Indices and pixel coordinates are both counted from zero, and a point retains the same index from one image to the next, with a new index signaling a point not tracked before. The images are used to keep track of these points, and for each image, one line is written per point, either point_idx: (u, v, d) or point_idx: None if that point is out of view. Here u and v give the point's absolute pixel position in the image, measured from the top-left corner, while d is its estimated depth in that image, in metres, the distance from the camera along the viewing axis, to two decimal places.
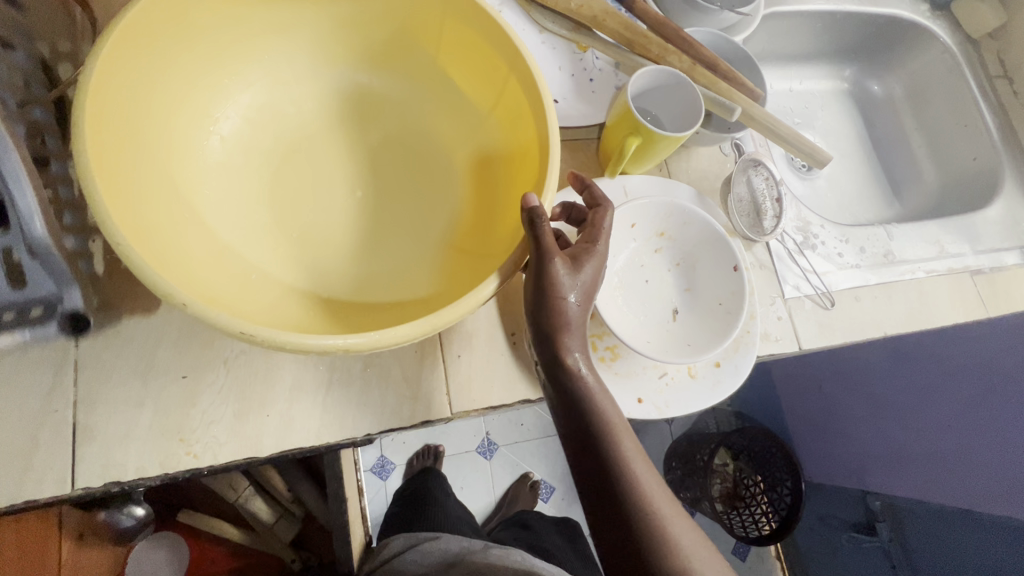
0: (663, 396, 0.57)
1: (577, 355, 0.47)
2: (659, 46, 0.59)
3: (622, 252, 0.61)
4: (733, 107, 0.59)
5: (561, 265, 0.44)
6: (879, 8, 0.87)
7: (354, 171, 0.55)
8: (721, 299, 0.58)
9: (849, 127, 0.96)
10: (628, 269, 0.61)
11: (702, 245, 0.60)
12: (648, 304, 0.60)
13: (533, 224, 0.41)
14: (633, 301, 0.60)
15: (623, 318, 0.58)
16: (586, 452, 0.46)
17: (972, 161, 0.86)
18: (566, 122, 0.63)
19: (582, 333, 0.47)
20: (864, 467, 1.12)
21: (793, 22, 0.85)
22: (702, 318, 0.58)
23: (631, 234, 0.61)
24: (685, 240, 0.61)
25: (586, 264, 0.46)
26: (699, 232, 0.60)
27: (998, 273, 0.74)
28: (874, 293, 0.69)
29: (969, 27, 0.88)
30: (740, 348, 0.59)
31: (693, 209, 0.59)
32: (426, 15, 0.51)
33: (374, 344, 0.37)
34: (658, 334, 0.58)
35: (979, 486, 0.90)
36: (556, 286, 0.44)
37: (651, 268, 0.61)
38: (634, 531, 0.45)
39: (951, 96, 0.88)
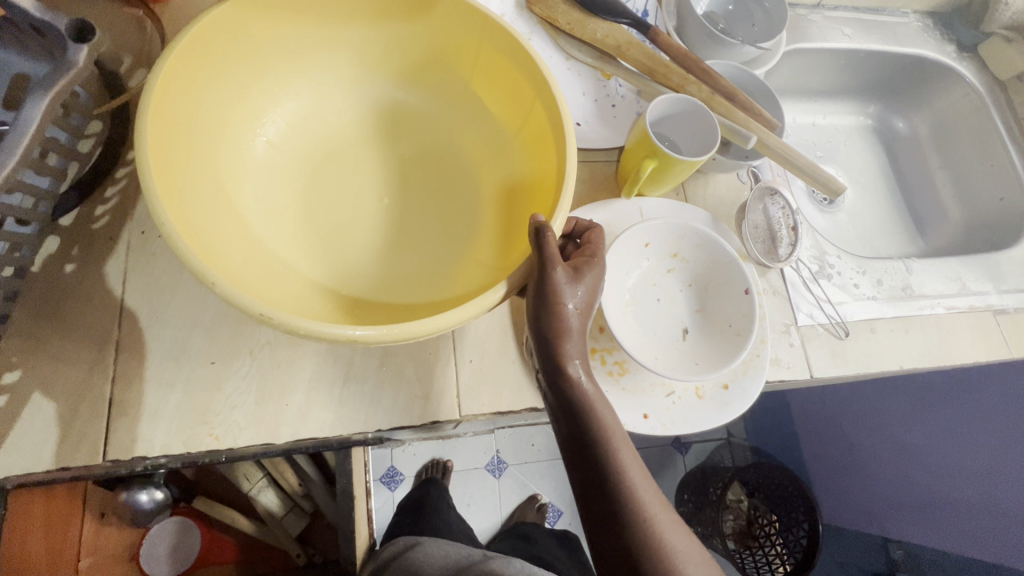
0: (669, 414, 0.57)
1: (579, 362, 0.48)
2: (680, 76, 0.62)
3: (635, 270, 0.62)
4: (748, 135, 0.60)
5: (564, 274, 0.46)
6: (903, 47, 0.88)
7: (382, 181, 0.58)
8: (732, 321, 0.59)
9: (873, 163, 0.97)
10: (641, 287, 0.63)
11: (713, 268, 0.61)
12: (658, 322, 0.61)
13: (538, 236, 0.44)
14: (643, 318, 0.61)
15: (633, 334, 0.59)
16: (586, 459, 0.47)
17: (998, 200, 0.85)
18: (587, 144, 0.66)
19: (582, 342, 0.48)
20: (883, 512, 1.07)
21: (818, 58, 0.87)
22: (712, 338, 0.59)
23: (645, 253, 0.62)
24: (697, 262, 0.62)
25: (586, 273, 0.48)
26: (710, 256, 0.61)
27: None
28: (891, 326, 0.68)
29: (996, 69, 0.88)
30: (749, 372, 0.60)
31: (708, 233, 0.60)
32: (463, 40, 0.55)
33: (383, 337, 0.39)
34: (667, 352, 0.59)
35: (1004, 537, 0.88)
36: (558, 295, 0.46)
37: (663, 287, 0.63)
38: (627, 539, 0.45)
39: (978, 135, 0.88)
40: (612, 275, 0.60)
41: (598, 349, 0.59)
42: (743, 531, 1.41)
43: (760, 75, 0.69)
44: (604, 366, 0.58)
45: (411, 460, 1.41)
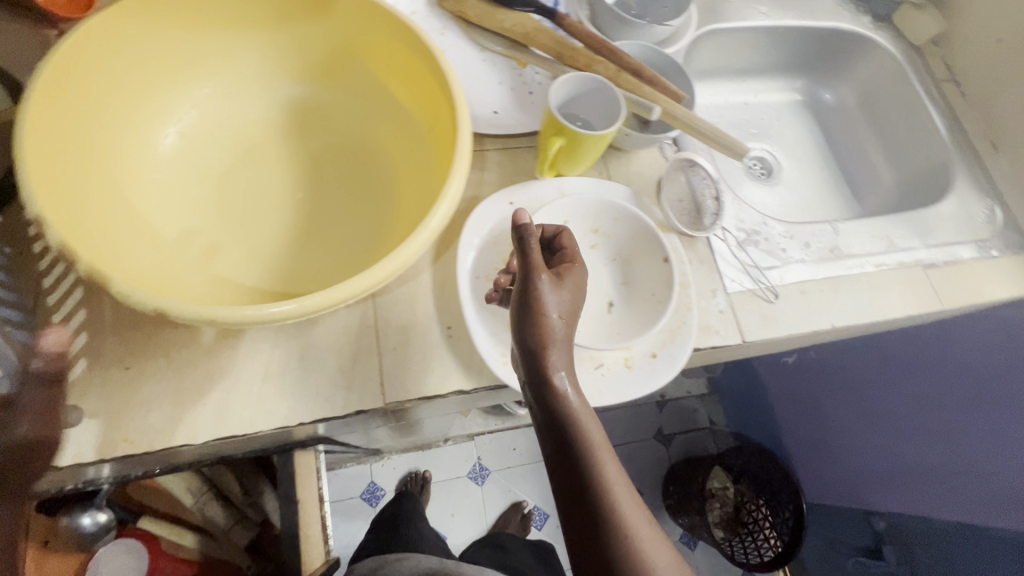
0: (597, 385, 0.57)
1: (564, 373, 0.48)
2: (586, 57, 0.63)
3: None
4: (651, 106, 0.60)
5: (547, 281, 0.51)
6: (818, 21, 0.90)
7: (295, 181, 0.59)
8: (654, 291, 0.59)
9: (806, 137, 0.99)
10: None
11: (633, 241, 0.62)
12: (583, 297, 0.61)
13: (523, 239, 0.52)
14: None
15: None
16: (566, 467, 0.47)
17: (925, 160, 0.87)
18: (504, 130, 0.67)
19: (567, 351, 0.50)
20: (862, 486, 1.11)
21: (739, 38, 0.89)
22: (636, 310, 0.60)
23: None
24: (618, 237, 0.63)
25: (565, 281, 0.52)
26: (628, 228, 0.62)
27: (955, 265, 0.75)
28: (821, 286, 0.69)
29: (911, 35, 0.90)
30: (676, 340, 0.60)
31: (622, 205, 0.61)
32: (363, 32, 0.56)
33: (267, 316, 0.40)
34: (591, 325, 0.59)
35: (973, 502, 0.88)
36: (543, 301, 0.49)
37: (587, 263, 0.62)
38: (606, 546, 0.45)
39: (900, 100, 0.91)
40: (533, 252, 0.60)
41: None
42: (731, 519, 1.41)
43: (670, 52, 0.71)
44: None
45: (390, 473, 1.41)
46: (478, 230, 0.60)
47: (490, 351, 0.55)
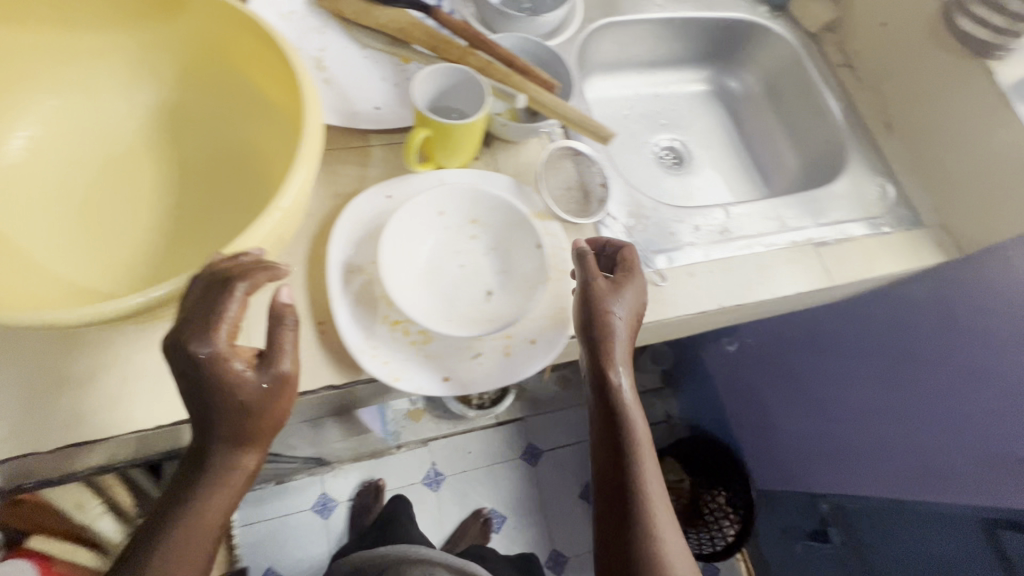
0: (470, 373, 0.57)
1: (621, 371, 0.55)
2: (458, 49, 0.64)
3: (433, 239, 0.62)
4: (514, 93, 0.62)
5: (610, 289, 0.56)
6: (714, 12, 0.92)
7: (163, 183, 0.59)
8: (528, 277, 0.60)
9: (716, 126, 1.01)
10: (441, 255, 0.62)
11: (510, 228, 0.62)
12: (462, 286, 0.61)
13: (583, 259, 0.58)
14: (446, 285, 0.61)
15: (426, 302, 0.58)
16: (614, 451, 0.55)
17: (823, 143, 0.89)
18: (384, 125, 0.67)
19: (627, 351, 0.56)
20: (804, 469, 1.11)
21: (638, 30, 0.91)
22: (513, 296, 0.60)
23: (443, 223, 0.63)
24: (495, 225, 0.63)
25: (626, 289, 0.57)
26: (504, 216, 0.62)
27: (846, 241, 0.76)
28: (710, 268, 0.70)
29: (806, 23, 0.92)
30: (555, 325, 0.60)
31: (495, 194, 0.61)
32: (218, 31, 0.56)
33: (85, 316, 0.41)
34: (466, 313, 0.59)
35: (901, 474, 0.88)
36: (610, 307, 0.55)
37: (466, 253, 0.63)
38: (634, 525, 0.53)
39: (799, 85, 0.93)
40: (406, 244, 0.59)
41: (401, 322, 0.58)
42: (687, 511, 1.40)
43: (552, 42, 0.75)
44: (404, 335, 0.57)
45: (343, 484, 1.38)
46: (351, 226, 0.60)
47: (360, 345, 0.55)
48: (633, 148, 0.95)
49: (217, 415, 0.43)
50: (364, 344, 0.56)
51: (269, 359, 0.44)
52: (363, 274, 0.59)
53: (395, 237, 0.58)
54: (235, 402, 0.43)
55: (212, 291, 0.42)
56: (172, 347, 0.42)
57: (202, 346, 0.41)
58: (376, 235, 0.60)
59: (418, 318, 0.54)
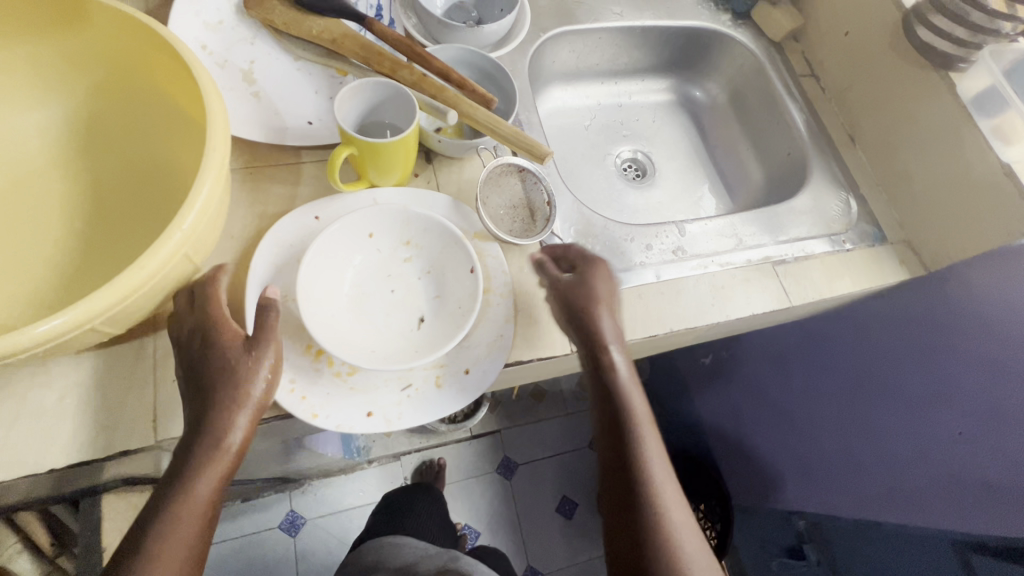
0: (397, 409, 0.54)
1: (614, 352, 0.57)
2: (392, 61, 0.61)
3: (361, 263, 0.59)
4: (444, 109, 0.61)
5: (582, 280, 0.59)
6: (676, 21, 0.89)
7: (71, 206, 0.55)
8: (460, 302, 0.57)
9: (681, 137, 0.98)
10: (371, 280, 0.59)
11: (444, 251, 0.59)
12: (393, 313, 0.58)
13: (543, 265, 0.60)
14: (376, 312, 0.57)
15: (351, 331, 0.55)
16: (615, 434, 0.57)
17: (787, 156, 0.86)
18: (316, 142, 0.63)
19: (616, 339, 0.58)
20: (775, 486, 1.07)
21: (598, 38, 0.88)
22: (445, 323, 0.56)
23: (374, 245, 0.59)
24: (429, 247, 0.60)
25: (599, 277, 0.59)
26: (438, 237, 0.59)
27: (805, 259, 0.73)
28: (661, 289, 0.67)
29: (770, 32, 0.89)
30: (492, 354, 0.57)
31: (426, 214, 0.58)
32: (124, 43, 0.52)
33: None
34: (395, 343, 0.56)
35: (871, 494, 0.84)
36: (587, 296, 0.58)
37: (399, 278, 0.60)
38: (645, 500, 0.54)
39: (763, 96, 0.90)
40: (330, 269, 0.56)
41: (322, 351, 0.54)
42: None
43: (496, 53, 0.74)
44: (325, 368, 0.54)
45: (313, 501, 1.32)
46: (272, 249, 0.56)
47: None
48: (594, 160, 0.92)
49: (203, 389, 0.47)
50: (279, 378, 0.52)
51: (250, 339, 0.49)
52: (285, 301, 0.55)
53: (316, 262, 0.54)
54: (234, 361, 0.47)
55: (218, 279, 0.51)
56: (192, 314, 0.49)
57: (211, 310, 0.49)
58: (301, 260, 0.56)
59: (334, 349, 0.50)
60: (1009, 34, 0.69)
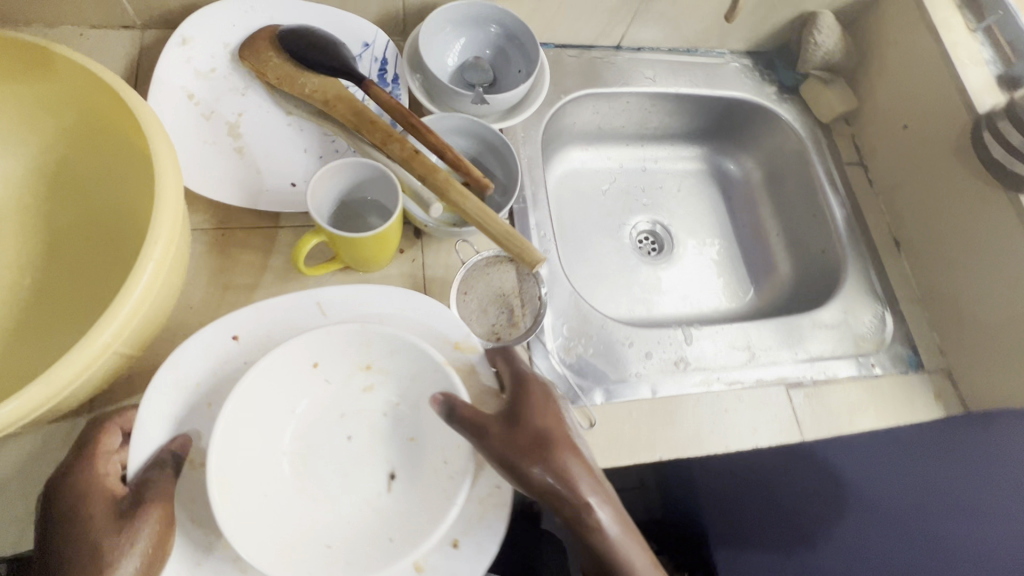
0: None
1: (596, 505, 0.45)
2: (384, 133, 0.55)
3: (307, 403, 0.50)
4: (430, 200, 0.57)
5: (513, 425, 0.46)
6: (715, 90, 0.82)
7: (26, 262, 0.51)
8: (445, 458, 0.47)
9: (707, 210, 0.90)
10: (319, 425, 0.50)
11: (416, 379, 0.50)
12: (349, 471, 0.49)
13: (454, 411, 0.45)
14: (318, 468, 0.49)
15: (297, 512, 0.46)
16: None
17: (820, 253, 0.78)
18: (296, 208, 0.58)
19: (592, 483, 0.46)
20: None
21: (625, 103, 0.81)
22: (420, 482, 0.48)
23: (319, 375, 0.50)
24: (396, 373, 0.50)
25: (527, 413, 0.47)
26: (406, 363, 0.49)
27: (826, 383, 0.65)
28: (655, 407, 0.59)
29: (818, 111, 0.81)
30: (487, 519, 0.45)
31: (392, 336, 0.48)
32: (86, 96, 0.48)
33: None
34: (356, 522, 0.47)
35: None
36: (536, 441, 0.46)
37: (353, 417, 0.51)
38: None
39: (801, 181, 0.81)
40: (267, 417, 0.47)
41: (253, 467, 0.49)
42: None
43: (504, 124, 0.67)
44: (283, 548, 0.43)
45: None
46: (176, 395, 0.45)
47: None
48: (608, 230, 0.84)
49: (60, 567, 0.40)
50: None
51: (121, 512, 0.41)
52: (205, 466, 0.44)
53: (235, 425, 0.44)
54: (98, 514, 0.41)
55: (97, 423, 0.45)
56: (45, 488, 0.43)
57: (90, 437, 0.45)
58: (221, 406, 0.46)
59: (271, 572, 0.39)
60: None
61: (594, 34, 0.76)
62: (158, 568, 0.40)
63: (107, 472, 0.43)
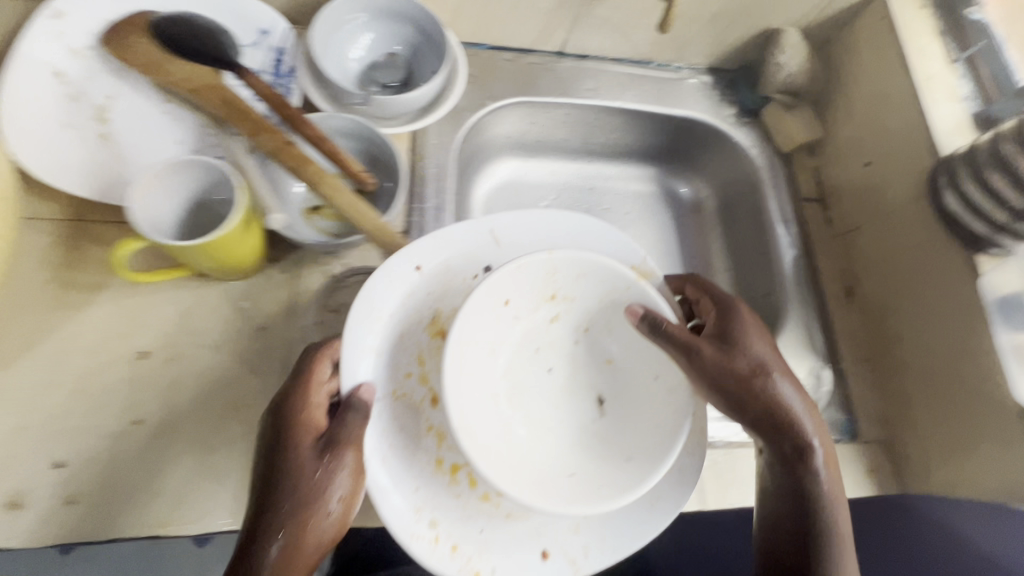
0: (579, 548, 0.45)
1: (790, 395, 0.48)
2: (254, 122, 0.50)
3: (523, 344, 0.52)
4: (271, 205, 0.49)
5: (711, 348, 0.47)
6: (666, 108, 0.74)
7: None
8: (657, 373, 0.49)
9: (655, 240, 0.79)
10: (526, 356, 0.52)
11: (608, 310, 0.51)
12: (527, 399, 0.51)
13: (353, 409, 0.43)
14: (478, 414, 0.46)
15: (534, 441, 0.49)
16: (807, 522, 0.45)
17: (762, 296, 0.71)
18: None
19: (808, 412, 0.48)
20: None
21: (564, 114, 0.73)
22: (590, 446, 0.48)
23: (510, 311, 0.49)
24: (582, 296, 0.51)
25: (744, 334, 0.49)
26: (595, 286, 0.49)
27: (741, 447, 0.57)
28: None
29: (778, 139, 0.73)
30: (688, 446, 0.47)
31: (605, 265, 0.47)
32: None
33: None
34: (554, 455, 0.48)
35: None
36: (740, 345, 0.48)
37: (549, 351, 0.53)
38: None
39: (753, 214, 0.74)
40: (481, 337, 0.48)
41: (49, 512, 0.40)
42: None
43: (417, 125, 0.62)
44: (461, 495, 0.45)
45: None
46: (393, 312, 0.47)
47: (413, 530, 0.43)
48: None
49: (261, 504, 0.39)
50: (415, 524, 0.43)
51: (322, 453, 0.40)
52: (394, 399, 0.46)
53: (458, 349, 0.44)
54: (308, 455, 0.40)
55: (314, 347, 0.45)
56: (271, 406, 0.42)
57: (306, 364, 0.44)
58: (426, 334, 0.48)
59: (544, 508, 0.39)
60: None
61: (532, 38, 0.69)
62: (360, 495, 0.41)
63: (318, 403, 0.42)
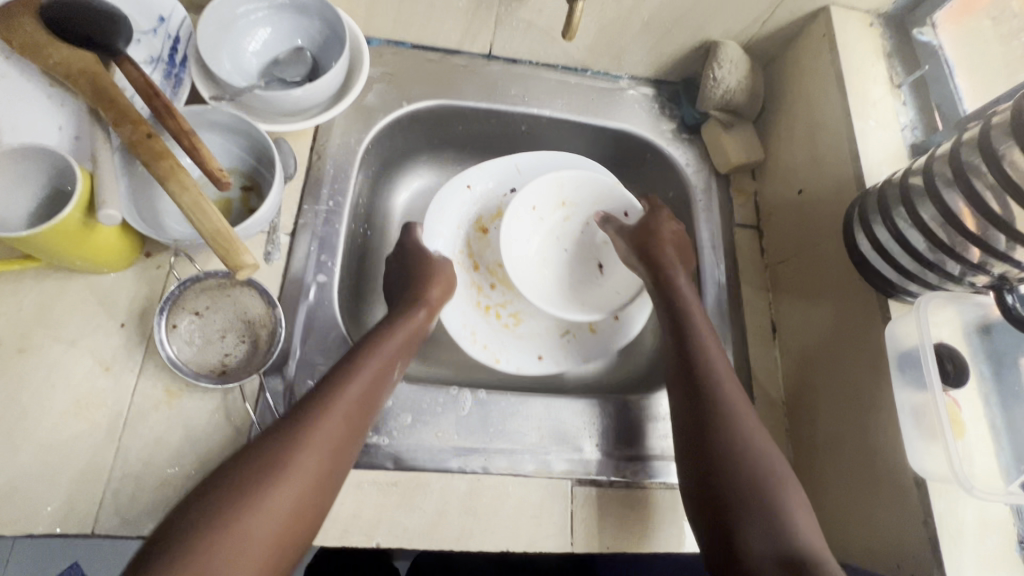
0: (561, 353, 0.65)
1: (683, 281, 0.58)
2: (120, 112, 0.46)
3: (547, 237, 0.66)
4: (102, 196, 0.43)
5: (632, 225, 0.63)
6: (600, 120, 0.70)
7: None
8: (620, 291, 0.66)
9: None
10: (550, 244, 0.67)
11: (597, 201, 0.66)
12: (572, 270, 0.67)
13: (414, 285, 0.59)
14: (546, 252, 0.66)
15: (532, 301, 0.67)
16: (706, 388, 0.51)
17: None
18: None
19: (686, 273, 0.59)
20: None
21: (490, 120, 0.70)
22: (583, 279, 0.66)
23: (535, 217, 0.66)
24: (582, 199, 0.66)
25: (663, 214, 0.63)
26: (590, 190, 0.65)
27: (623, 489, 0.55)
28: (392, 482, 0.51)
29: (715, 159, 0.68)
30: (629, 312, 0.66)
31: (580, 174, 0.64)
32: None
33: None
34: (562, 296, 0.65)
35: None
36: (659, 226, 0.61)
37: (567, 238, 0.67)
38: (725, 456, 0.46)
39: None
40: (524, 239, 0.65)
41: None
42: None
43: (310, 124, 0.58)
44: (486, 303, 0.67)
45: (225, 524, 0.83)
46: (459, 201, 0.67)
47: (461, 331, 0.63)
48: None
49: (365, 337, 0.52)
50: (462, 323, 0.64)
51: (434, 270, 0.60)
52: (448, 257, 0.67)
53: (513, 224, 0.64)
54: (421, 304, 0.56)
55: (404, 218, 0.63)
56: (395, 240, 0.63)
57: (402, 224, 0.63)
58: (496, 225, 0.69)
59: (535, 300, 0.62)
60: (977, 289, 0.47)
61: (455, 39, 0.66)
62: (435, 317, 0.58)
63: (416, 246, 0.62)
